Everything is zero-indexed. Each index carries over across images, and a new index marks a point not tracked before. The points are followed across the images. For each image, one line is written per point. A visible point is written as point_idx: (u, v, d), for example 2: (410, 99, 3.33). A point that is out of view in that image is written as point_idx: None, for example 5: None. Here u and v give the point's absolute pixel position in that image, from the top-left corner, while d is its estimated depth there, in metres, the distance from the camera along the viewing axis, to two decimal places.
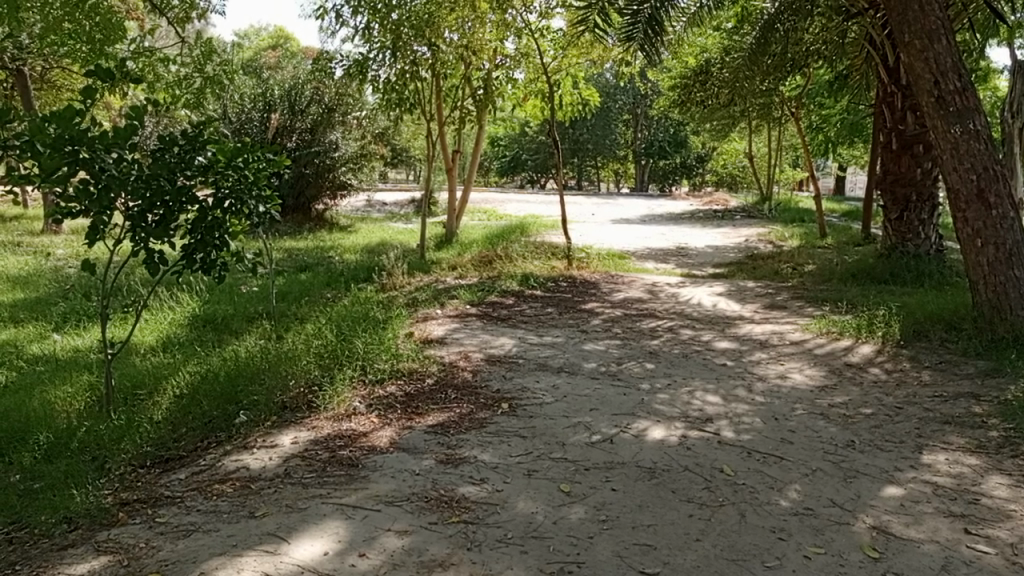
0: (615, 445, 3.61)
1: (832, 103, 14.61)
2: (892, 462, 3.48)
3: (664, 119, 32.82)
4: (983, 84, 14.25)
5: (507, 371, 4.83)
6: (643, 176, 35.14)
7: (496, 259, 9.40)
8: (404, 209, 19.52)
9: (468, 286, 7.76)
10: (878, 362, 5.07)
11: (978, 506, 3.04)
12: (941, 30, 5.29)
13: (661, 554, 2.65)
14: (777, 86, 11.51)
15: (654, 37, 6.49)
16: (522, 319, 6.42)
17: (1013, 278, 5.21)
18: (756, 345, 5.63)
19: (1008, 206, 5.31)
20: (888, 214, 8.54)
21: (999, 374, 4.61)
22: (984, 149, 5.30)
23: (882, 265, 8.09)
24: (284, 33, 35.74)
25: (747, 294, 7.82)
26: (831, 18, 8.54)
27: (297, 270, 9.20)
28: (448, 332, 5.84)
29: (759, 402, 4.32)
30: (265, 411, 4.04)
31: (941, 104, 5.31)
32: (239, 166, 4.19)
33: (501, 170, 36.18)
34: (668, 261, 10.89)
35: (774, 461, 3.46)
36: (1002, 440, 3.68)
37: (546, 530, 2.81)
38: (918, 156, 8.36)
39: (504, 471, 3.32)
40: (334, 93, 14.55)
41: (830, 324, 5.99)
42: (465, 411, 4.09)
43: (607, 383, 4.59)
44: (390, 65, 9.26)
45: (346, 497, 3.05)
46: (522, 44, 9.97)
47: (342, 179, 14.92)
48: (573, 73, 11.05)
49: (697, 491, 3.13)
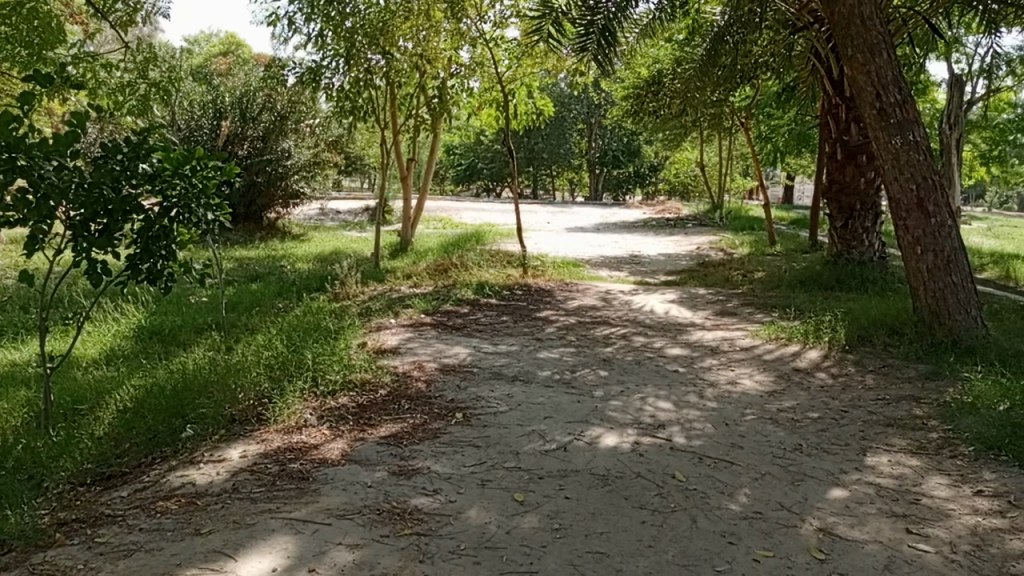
0: (569, 453, 3.62)
1: (780, 114, 14.95)
2: (838, 464, 3.56)
3: (618, 129, 33.21)
4: (923, 97, 14.71)
5: (462, 380, 4.81)
6: (597, 185, 35.49)
7: (452, 267, 9.38)
8: (358, 218, 19.41)
9: (423, 294, 7.74)
10: (824, 367, 5.19)
11: (920, 506, 3.13)
12: (882, 44, 5.47)
13: (614, 561, 2.66)
14: (727, 96, 11.75)
15: (607, 47, 6.54)
16: (476, 328, 6.41)
17: (951, 285, 5.38)
18: (708, 351, 5.72)
19: (946, 215, 5.46)
20: (833, 222, 8.77)
21: (938, 377, 4.75)
22: (923, 159, 5.45)
23: (829, 272, 8.31)
24: (235, 39, 35.29)
25: (699, 301, 7.95)
26: (779, 31, 8.78)
27: (248, 280, 9.05)
28: (402, 341, 5.80)
29: (711, 407, 4.39)
30: (213, 425, 3.95)
31: (882, 116, 5.47)
32: (186, 173, 4.06)
33: (457, 179, 36.19)
34: (621, 269, 11.01)
35: (725, 466, 3.51)
36: (941, 441, 3.80)
37: (499, 540, 2.80)
38: (862, 166, 8.59)
39: (457, 482, 3.30)
40: (286, 101, 14.34)
41: (778, 330, 6.12)
42: (418, 421, 4.06)
43: (562, 392, 4.60)
44: (344, 73, 9.18)
45: (296, 511, 2.99)
46: (477, 53, 9.98)
47: (295, 188, 14.81)
48: (528, 82, 11.12)
49: (649, 498, 3.16)
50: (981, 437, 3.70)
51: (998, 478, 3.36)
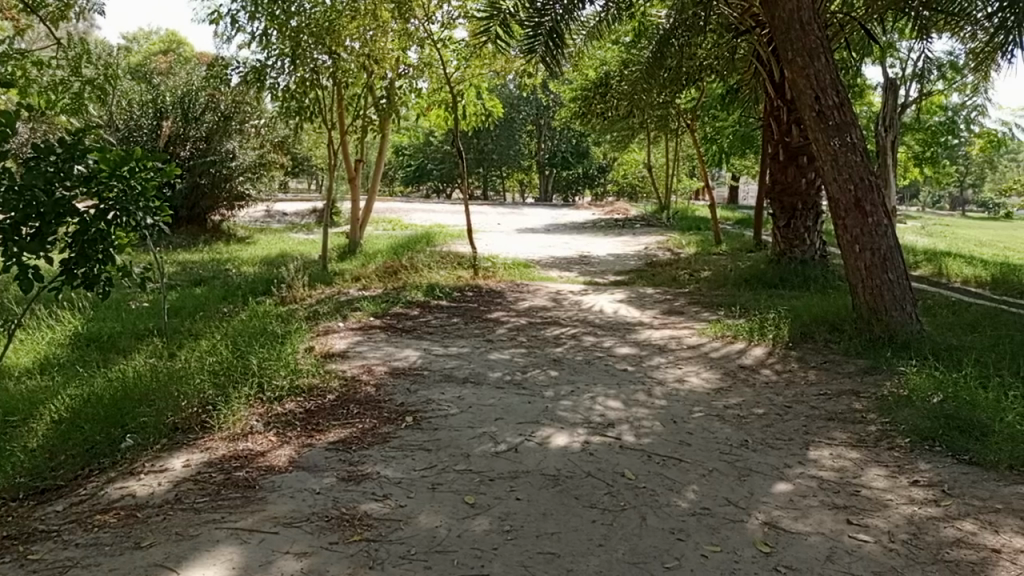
0: (520, 454, 3.62)
1: (724, 115, 15.25)
2: (783, 459, 3.65)
3: (567, 130, 33.43)
4: (859, 100, 15.17)
5: (412, 383, 4.77)
6: (547, 186, 35.67)
7: (402, 269, 9.30)
8: (305, 220, 19.12)
9: (373, 297, 7.66)
10: (769, 364, 5.31)
11: (860, 497, 3.22)
12: (821, 49, 5.62)
13: (565, 561, 2.67)
14: (673, 99, 11.94)
15: (555, 49, 6.57)
16: (427, 330, 6.37)
17: (887, 282, 5.55)
18: (656, 350, 5.79)
19: (882, 215, 5.63)
20: (776, 222, 8.98)
21: (876, 372, 4.90)
22: (860, 161, 5.62)
23: (772, 270, 8.50)
24: (176, 37, 34.43)
25: (647, 300, 8.05)
26: (722, 34, 8.96)
27: (191, 284, 8.83)
28: (350, 345, 5.73)
29: (660, 405, 4.44)
30: (154, 434, 3.84)
31: (821, 119, 5.62)
32: (123, 175, 3.96)
33: (407, 180, 35.97)
34: (571, 269, 11.09)
35: (673, 463, 3.56)
36: (879, 433, 3.92)
37: (450, 543, 2.78)
38: (802, 167, 8.81)
39: (408, 486, 3.28)
40: (230, 101, 14.04)
41: (724, 328, 6.23)
42: (368, 426, 4.01)
43: (513, 393, 4.60)
44: (290, 73, 9.04)
45: (241, 521, 2.93)
46: (425, 53, 9.93)
47: (240, 189, 14.54)
48: (476, 84, 11.11)
49: (600, 497, 3.19)
50: (917, 429, 3.83)
51: (932, 468, 3.48)
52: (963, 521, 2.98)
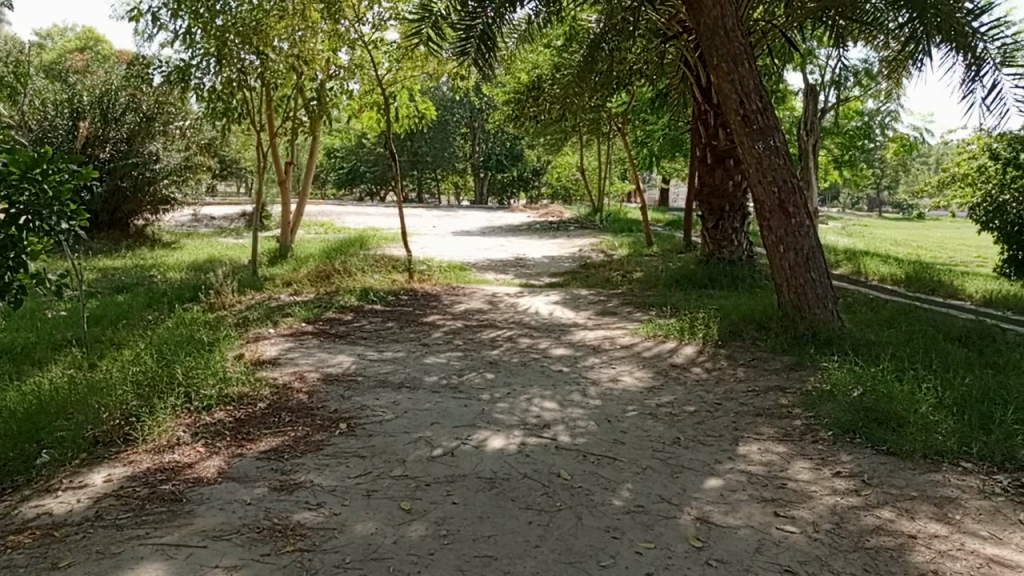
0: (456, 458, 3.61)
1: (654, 119, 15.54)
2: (713, 455, 3.74)
3: (500, 133, 33.50)
4: (781, 106, 15.71)
5: (346, 389, 4.70)
6: (482, 189, 35.70)
7: (334, 273, 9.15)
8: (234, 224, 18.64)
9: (305, 302, 7.52)
10: (699, 362, 5.44)
11: (786, 489, 3.33)
12: (744, 55, 5.80)
13: (502, 564, 2.67)
14: (604, 102, 12.11)
15: (487, 52, 6.55)
16: (360, 335, 6.29)
17: (809, 280, 5.75)
18: (590, 350, 5.87)
19: (804, 216, 5.83)
20: (705, 223, 9.21)
21: (801, 368, 5.08)
22: (783, 164, 5.81)
23: (702, 271, 8.72)
24: (93, 35, 33.06)
25: (581, 302, 8.13)
26: (651, 40, 9.14)
27: (113, 291, 8.50)
28: (282, 352, 5.62)
29: (594, 405, 4.50)
30: (73, 449, 3.68)
31: (746, 123, 5.79)
32: (36, 178, 3.76)
33: (339, 183, 35.46)
34: (506, 272, 11.12)
35: (608, 462, 3.61)
36: (804, 427, 4.06)
37: (385, 550, 2.75)
38: (729, 170, 9.04)
39: (342, 494, 3.23)
40: (152, 101, 13.57)
41: (656, 328, 6.36)
42: (300, 434, 3.93)
43: (448, 396, 4.59)
44: (215, 73, 8.80)
45: (166, 536, 2.83)
46: (356, 55, 9.80)
47: (164, 193, 14.12)
48: (409, 86, 11.02)
49: (536, 498, 3.20)
50: (838, 422, 3.98)
51: (853, 459, 3.62)
52: (882, 509, 3.12)
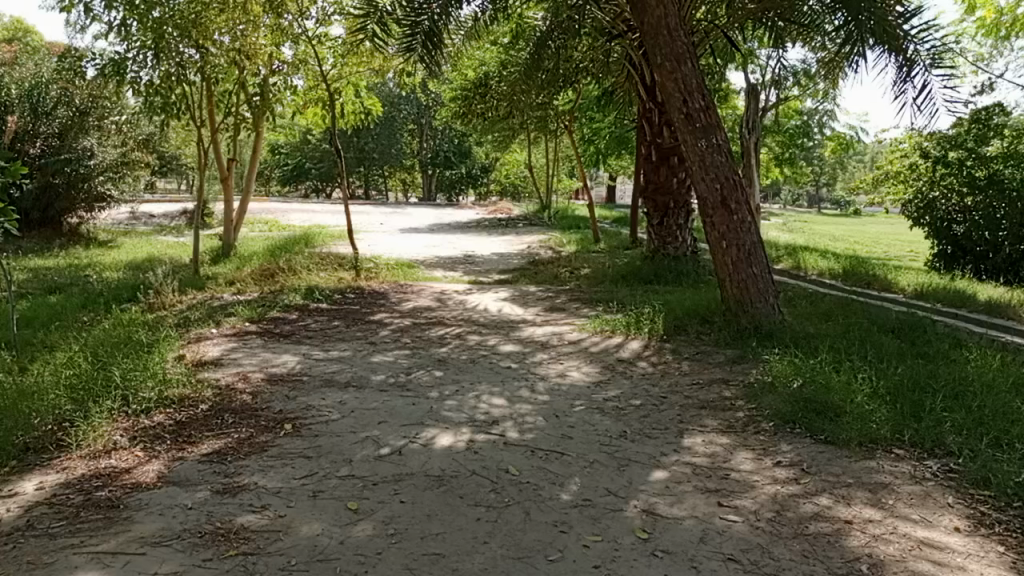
0: (404, 456, 3.58)
1: (601, 117, 15.69)
2: (659, 448, 3.79)
3: (448, 129, 33.30)
4: (723, 104, 16.08)
5: (292, 389, 4.62)
6: (430, 186, 35.52)
7: (279, 271, 8.98)
8: (175, 221, 18.14)
9: (248, 301, 7.37)
10: (645, 356, 5.51)
11: (729, 480, 3.40)
12: (687, 54, 5.90)
13: (450, 561, 2.66)
14: (551, 100, 12.16)
15: (433, 50, 6.51)
16: (306, 334, 6.20)
17: (752, 275, 5.88)
18: (539, 346, 5.89)
19: (746, 213, 5.96)
20: (651, 220, 9.33)
21: (743, 361, 5.19)
22: (725, 161, 5.92)
23: (648, 266, 8.84)
24: (21, 26, 31.69)
25: (530, 298, 8.16)
26: (597, 38, 9.22)
27: (45, 291, 8.19)
28: (224, 352, 5.49)
29: (542, 400, 4.53)
30: (2, 457, 3.53)
31: (689, 121, 5.89)
32: None
33: (284, 180, 34.82)
34: (455, 269, 11.08)
35: (556, 457, 3.63)
36: (747, 419, 4.15)
37: (332, 551, 2.72)
38: (673, 168, 9.19)
39: (288, 495, 3.17)
40: (86, 95, 13.09)
41: (603, 323, 6.42)
42: (244, 435, 3.85)
43: (396, 395, 4.55)
44: (152, 67, 8.53)
45: (102, 544, 2.74)
46: (300, 50, 9.66)
47: (99, 190, 13.64)
48: (354, 81, 10.90)
49: (484, 495, 3.20)
50: (779, 412, 4.08)
51: (793, 449, 3.72)
52: (820, 496, 3.21)
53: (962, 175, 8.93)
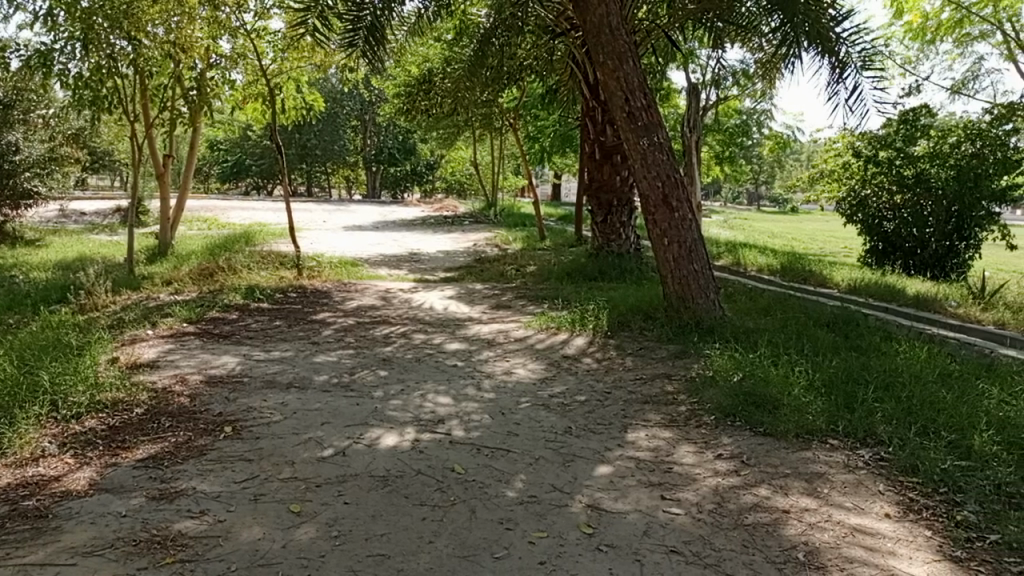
0: (348, 457, 3.54)
1: (545, 115, 15.77)
2: (603, 443, 3.83)
3: (392, 126, 32.96)
4: (665, 103, 16.36)
5: (232, 391, 4.52)
6: (374, 183, 35.16)
7: (218, 270, 8.76)
8: (107, 219, 17.53)
9: (186, 301, 7.17)
10: (590, 353, 5.56)
11: (672, 473, 3.46)
12: (629, 53, 5.96)
13: (395, 562, 2.64)
14: (496, 97, 12.15)
15: (376, 45, 6.44)
16: (247, 334, 6.06)
17: (693, 272, 5.98)
18: (484, 344, 5.89)
19: (686, 210, 6.06)
20: (595, 217, 9.42)
21: (685, 356, 5.29)
22: (666, 160, 6.01)
23: (592, 263, 8.92)
24: None
25: (476, 296, 8.15)
26: (540, 36, 9.25)
27: None
28: (161, 354, 5.33)
29: (488, 398, 4.53)
30: None
31: (631, 119, 5.96)
32: None
33: (223, 176, 33.99)
34: (400, 267, 10.99)
35: (502, 454, 3.64)
36: (689, 413, 4.23)
37: (273, 556, 2.67)
38: (617, 166, 9.30)
39: (227, 499, 3.10)
40: (10, 87, 12.51)
41: (548, 320, 6.46)
42: (182, 439, 3.75)
43: (340, 395, 4.49)
44: (81, 59, 8.20)
45: (29, 556, 2.63)
46: (238, 43, 9.44)
47: (25, 186, 13.07)
48: (295, 76, 10.69)
49: (430, 494, 3.18)
50: (720, 406, 4.17)
51: (733, 441, 3.81)
52: (759, 487, 3.29)
53: (891, 174, 9.26)
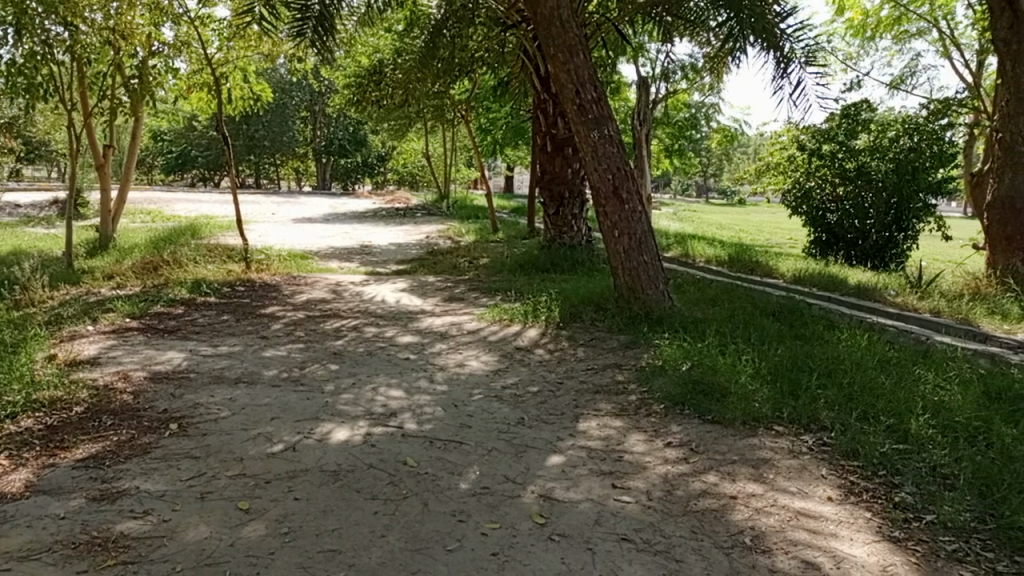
0: (298, 453, 3.49)
1: (497, 107, 15.73)
2: (556, 433, 3.86)
3: (341, 117, 32.50)
4: (615, 96, 16.47)
5: (177, 388, 4.41)
6: (324, 175, 34.65)
7: (163, 264, 8.52)
8: (45, 212, 16.88)
9: (128, 296, 6.96)
10: (542, 344, 5.59)
11: (623, 462, 3.50)
12: (579, 46, 5.99)
13: (346, 557, 2.62)
14: (447, 88, 12.06)
15: (325, 35, 6.33)
16: (193, 329, 5.92)
17: (643, 263, 6.04)
18: (437, 337, 5.87)
19: (636, 202, 6.11)
20: (547, 209, 9.45)
21: (636, 346, 5.35)
22: (617, 152, 6.05)
23: (545, 255, 8.96)
24: None
25: (428, 288, 8.11)
26: (491, 28, 9.25)
27: None
28: (102, 350, 5.17)
29: (440, 391, 4.51)
30: None
31: (582, 112, 5.99)
32: None
33: (167, 168, 33.09)
34: (351, 260, 10.86)
35: (454, 447, 3.63)
36: (639, 402, 4.28)
37: (221, 554, 2.62)
38: (568, 158, 9.34)
39: (173, 498, 3.03)
40: None
41: (501, 312, 6.46)
42: (124, 438, 3.65)
43: (290, 390, 4.43)
44: (13, 45, 7.86)
45: None
46: (182, 31, 9.21)
47: None
48: (241, 65, 10.45)
49: (381, 488, 3.16)
50: (669, 395, 4.23)
51: (683, 429, 3.87)
52: (707, 474, 3.35)
53: (834, 167, 9.47)
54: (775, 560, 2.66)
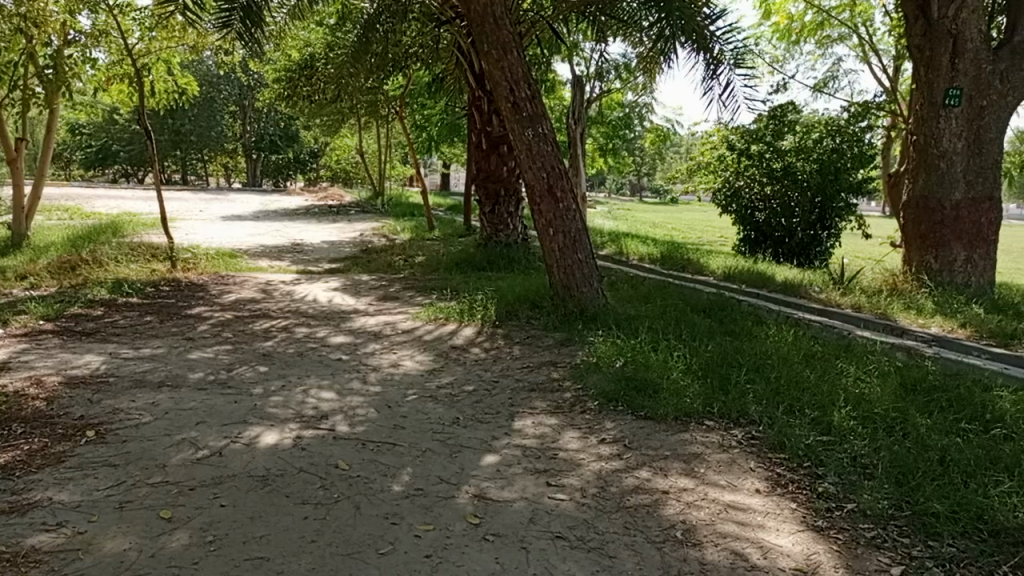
0: (224, 458, 3.38)
1: (432, 104, 15.62)
2: (491, 432, 3.84)
3: (272, 112, 31.76)
4: (549, 95, 16.57)
5: (95, 392, 4.22)
6: (254, 171, 33.81)
7: (82, 263, 8.15)
8: None
9: (42, 297, 6.63)
10: (478, 342, 5.56)
11: (557, 459, 3.51)
12: (513, 44, 5.98)
13: (274, 564, 2.54)
14: (381, 84, 11.91)
15: (252, 27, 6.15)
16: (113, 332, 5.68)
17: (577, 261, 6.08)
18: (371, 336, 5.78)
19: (571, 201, 6.14)
20: (482, 207, 9.42)
21: (571, 343, 5.38)
22: (551, 151, 6.06)
23: (481, 254, 8.94)
24: None
25: (362, 287, 7.99)
26: (424, 24, 9.17)
27: None
28: (12, 355, 4.89)
29: (374, 392, 4.44)
30: None
31: (516, 110, 5.98)
32: None
33: (87, 162, 31.75)
34: (282, 258, 10.61)
35: (388, 448, 3.58)
36: (574, 399, 4.31)
37: (141, 566, 2.51)
38: (503, 156, 9.32)
39: (89, 509, 2.89)
40: None
41: (436, 311, 6.41)
42: (36, 446, 3.46)
43: (216, 393, 4.28)
44: None
45: None
46: (100, 20, 8.83)
47: None
48: (164, 57, 10.07)
49: (312, 492, 3.09)
50: (603, 392, 4.26)
51: (616, 426, 3.91)
52: (640, 470, 3.39)
53: (762, 167, 9.75)
54: (705, 552, 2.70)
